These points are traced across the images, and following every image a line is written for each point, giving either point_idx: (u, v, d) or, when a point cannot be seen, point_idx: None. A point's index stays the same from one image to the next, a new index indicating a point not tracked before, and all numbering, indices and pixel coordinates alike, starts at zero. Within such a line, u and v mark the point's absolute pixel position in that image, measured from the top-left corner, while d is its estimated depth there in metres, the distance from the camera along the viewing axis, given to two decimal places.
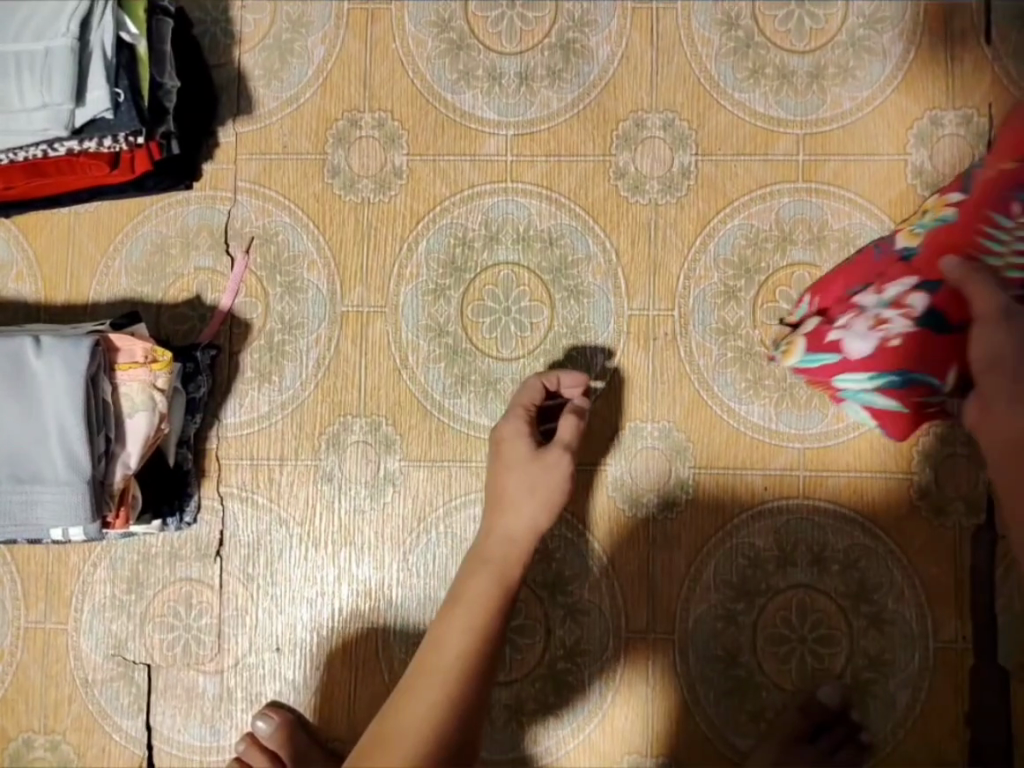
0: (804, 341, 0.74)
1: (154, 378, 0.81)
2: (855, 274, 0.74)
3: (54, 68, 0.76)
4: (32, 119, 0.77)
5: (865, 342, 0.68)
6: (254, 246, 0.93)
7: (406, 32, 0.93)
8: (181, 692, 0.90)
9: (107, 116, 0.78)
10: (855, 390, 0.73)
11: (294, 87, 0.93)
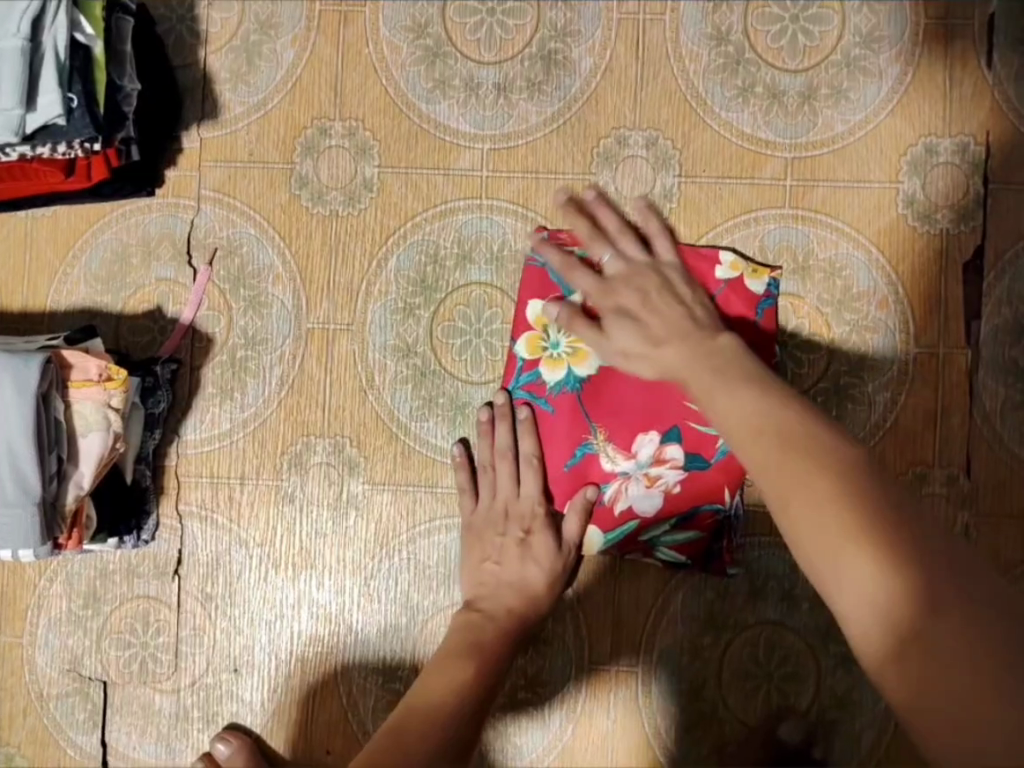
0: (596, 524, 0.81)
1: (108, 397, 0.77)
2: (576, 440, 0.80)
3: (3, 70, 0.72)
4: None
5: (652, 502, 0.80)
6: (217, 257, 0.89)
7: (380, 37, 0.89)
8: (137, 709, 0.89)
9: (60, 122, 0.74)
10: (659, 543, 0.81)
11: (262, 92, 0.90)
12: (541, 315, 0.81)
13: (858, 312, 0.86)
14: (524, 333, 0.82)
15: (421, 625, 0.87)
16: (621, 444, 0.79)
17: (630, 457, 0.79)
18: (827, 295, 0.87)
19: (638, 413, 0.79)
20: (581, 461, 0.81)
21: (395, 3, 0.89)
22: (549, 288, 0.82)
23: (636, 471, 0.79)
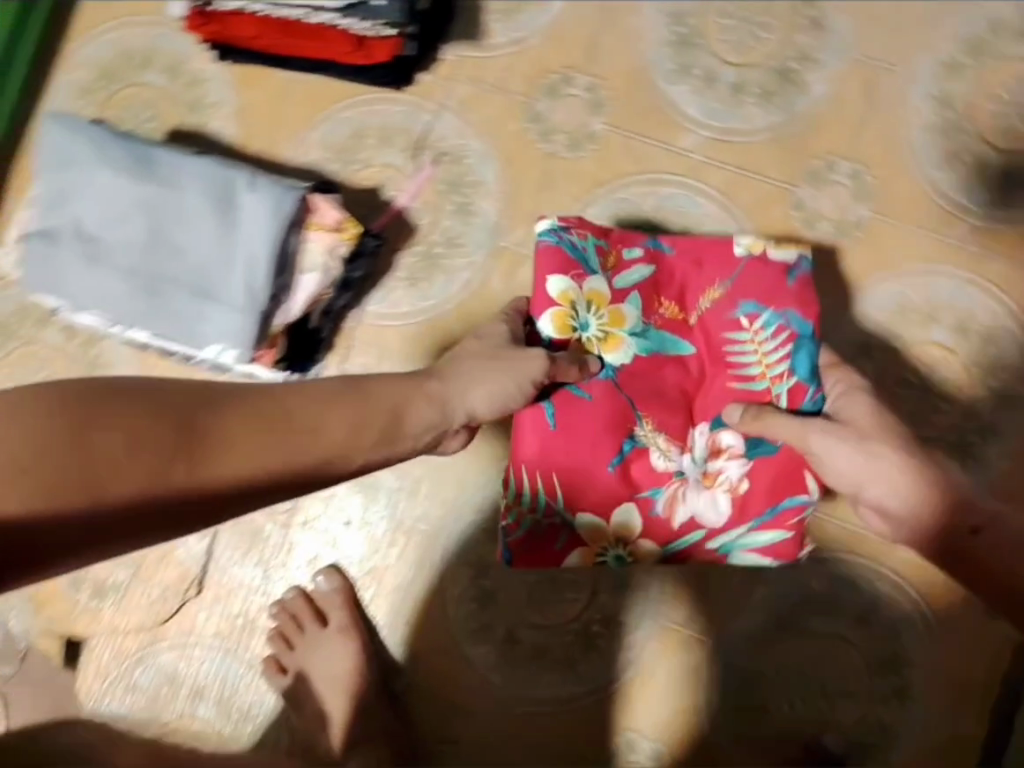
0: (653, 532, 0.77)
1: (334, 244, 0.85)
2: (617, 437, 0.76)
3: None
4: None
5: (720, 505, 0.76)
6: (443, 161, 0.98)
7: (643, 14, 0.98)
8: (246, 529, 0.96)
9: (380, 3, 0.82)
10: (733, 544, 0.77)
11: (523, 31, 0.99)
12: (567, 292, 0.77)
13: (1003, 382, 0.92)
14: (547, 305, 0.77)
15: None
16: (665, 433, 0.77)
17: (676, 453, 0.77)
18: (978, 357, 0.93)
19: (677, 401, 0.78)
20: (627, 459, 0.76)
21: None
22: (572, 262, 0.78)
23: (689, 463, 0.77)
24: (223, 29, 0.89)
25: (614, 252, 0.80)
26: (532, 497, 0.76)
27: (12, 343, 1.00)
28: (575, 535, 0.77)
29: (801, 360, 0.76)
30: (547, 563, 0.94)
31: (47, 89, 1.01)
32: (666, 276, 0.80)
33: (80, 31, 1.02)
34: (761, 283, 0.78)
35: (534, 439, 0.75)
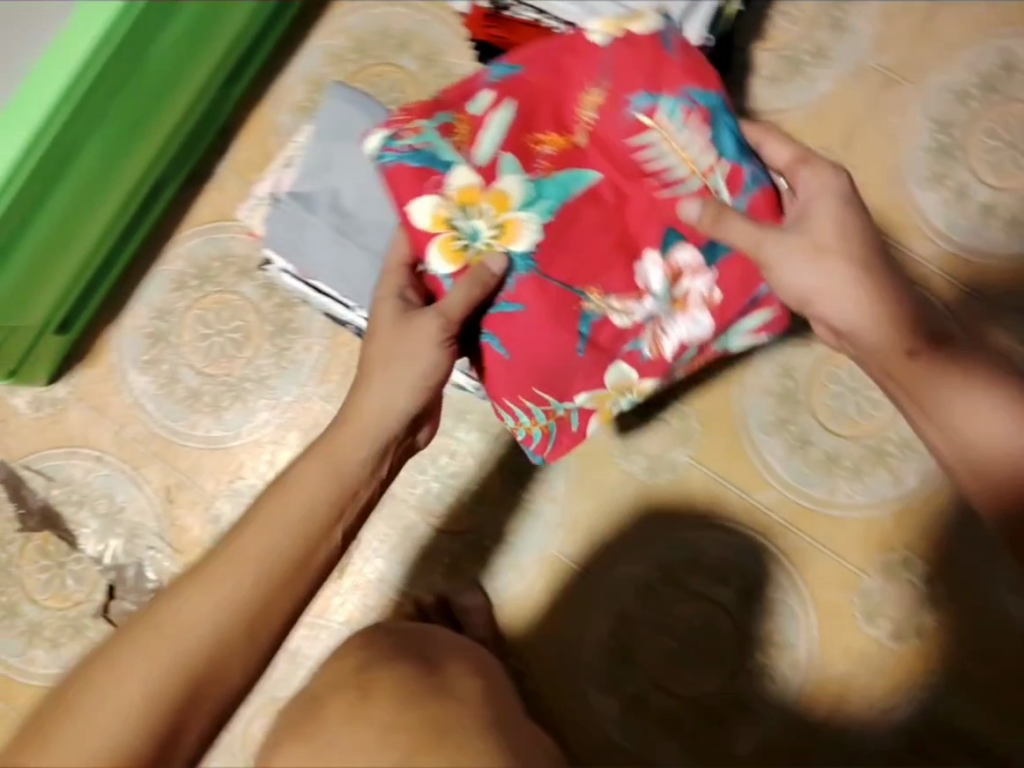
0: (653, 376, 0.73)
1: None
2: (568, 321, 0.70)
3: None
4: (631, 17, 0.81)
5: (702, 322, 0.70)
6: None
7: (910, 113, 0.95)
8: (401, 527, 0.98)
9: (687, 50, 0.82)
10: (724, 343, 0.72)
11: (788, 103, 0.96)
12: (437, 210, 0.68)
13: None
14: (430, 238, 0.69)
15: (677, 597, 0.96)
16: (597, 283, 0.69)
17: (635, 303, 0.70)
18: None
19: (630, 252, 0.69)
20: (591, 338, 0.70)
21: (940, 94, 0.95)
22: (426, 170, 0.68)
23: (668, 315, 0.70)
24: (508, 34, 0.89)
25: (464, 118, 0.69)
26: (547, 406, 0.73)
27: (209, 290, 1.00)
28: (587, 408, 0.74)
29: (726, 137, 0.67)
30: (689, 634, 0.96)
31: (300, 49, 1.00)
32: (534, 95, 0.69)
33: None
34: (641, 59, 0.68)
35: (509, 377, 0.71)
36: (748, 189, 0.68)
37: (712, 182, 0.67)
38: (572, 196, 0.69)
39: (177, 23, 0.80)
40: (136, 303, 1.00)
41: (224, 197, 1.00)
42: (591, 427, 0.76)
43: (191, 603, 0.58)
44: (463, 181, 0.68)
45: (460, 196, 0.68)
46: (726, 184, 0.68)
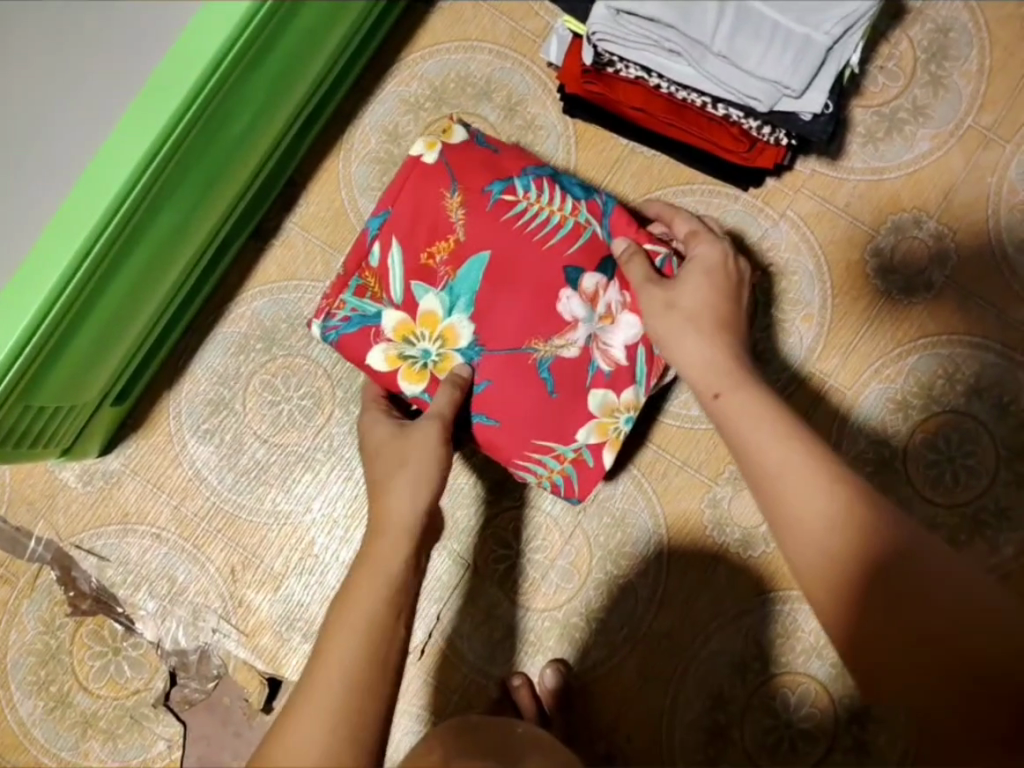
0: (624, 388, 0.77)
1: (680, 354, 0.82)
2: (534, 378, 0.77)
3: (803, 58, 0.75)
4: (750, 86, 0.78)
5: (632, 321, 0.77)
6: (770, 272, 0.94)
7: (1007, 174, 0.94)
8: (481, 604, 0.93)
9: (806, 118, 0.79)
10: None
11: (885, 162, 0.94)
12: (389, 354, 0.77)
13: None
14: (395, 375, 0.78)
15: (770, 673, 0.91)
16: (537, 335, 0.77)
17: (572, 333, 0.77)
18: None
19: (537, 305, 0.76)
20: (548, 366, 0.77)
21: None
22: (363, 332, 0.76)
23: (612, 334, 0.77)
24: (607, 89, 0.86)
25: (369, 274, 0.77)
26: (554, 451, 0.79)
27: (275, 355, 0.94)
28: (596, 443, 0.78)
29: (572, 187, 0.78)
30: (785, 711, 0.91)
31: (373, 97, 0.97)
32: (408, 214, 0.77)
33: (421, 47, 0.97)
34: (477, 161, 0.77)
35: (512, 439, 0.78)
36: (606, 214, 0.78)
37: (580, 219, 0.77)
38: (489, 282, 0.76)
39: (260, 79, 0.78)
40: (196, 367, 0.95)
41: (291, 255, 0.96)
42: (606, 459, 0.79)
43: None
44: (397, 321, 0.76)
45: (393, 328, 0.76)
46: (591, 219, 0.77)
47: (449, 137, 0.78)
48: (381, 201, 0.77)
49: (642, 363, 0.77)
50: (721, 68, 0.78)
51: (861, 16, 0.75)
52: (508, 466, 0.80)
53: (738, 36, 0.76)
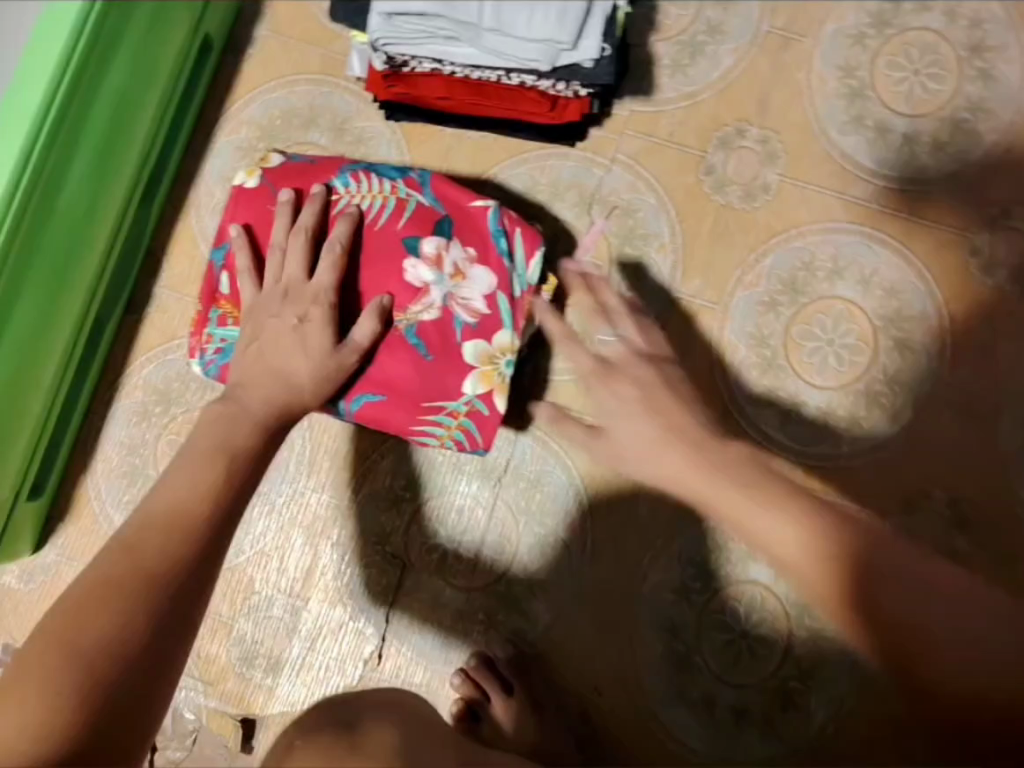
0: (492, 335, 0.80)
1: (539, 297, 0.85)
2: (405, 345, 0.79)
3: (568, 9, 0.80)
4: (527, 48, 0.81)
5: (481, 276, 0.80)
6: (615, 214, 0.98)
7: (813, 67, 0.97)
8: (425, 597, 0.94)
9: (588, 66, 0.82)
10: (518, 277, 0.81)
11: (696, 85, 0.98)
12: None
13: None
14: None
15: (714, 590, 0.92)
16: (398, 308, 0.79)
17: (428, 296, 0.79)
18: None
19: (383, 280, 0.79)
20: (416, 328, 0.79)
21: (836, 41, 0.97)
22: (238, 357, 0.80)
23: (469, 293, 0.80)
24: (409, 89, 0.89)
25: (225, 302, 0.81)
26: (447, 409, 0.80)
27: (174, 413, 0.98)
28: (485, 393, 0.80)
29: (388, 171, 0.83)
30: (737, 620, 0.91)
31: (208, 152, 1.01)
32: (242, 237, 0.81)
33: (242, 95, 1.02)
34: (294, 177, 0.82)
35: (401, 408, 0.80)
36: (426, 184, 0.82)
37: (401, 194, 0.81)
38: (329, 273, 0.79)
39: (82, 159, 0.83)
40: (105, 444, 0.98)
41: (168, 318, 0.99)
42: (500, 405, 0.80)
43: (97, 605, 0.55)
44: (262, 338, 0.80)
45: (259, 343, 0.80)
46: (412, 191, 0.82)
47: (266, 162, 0.83)
48: (220, 233, 0.82)
49: (507, 310, 0.81)
50: (496, 38, 0.81)
51: None
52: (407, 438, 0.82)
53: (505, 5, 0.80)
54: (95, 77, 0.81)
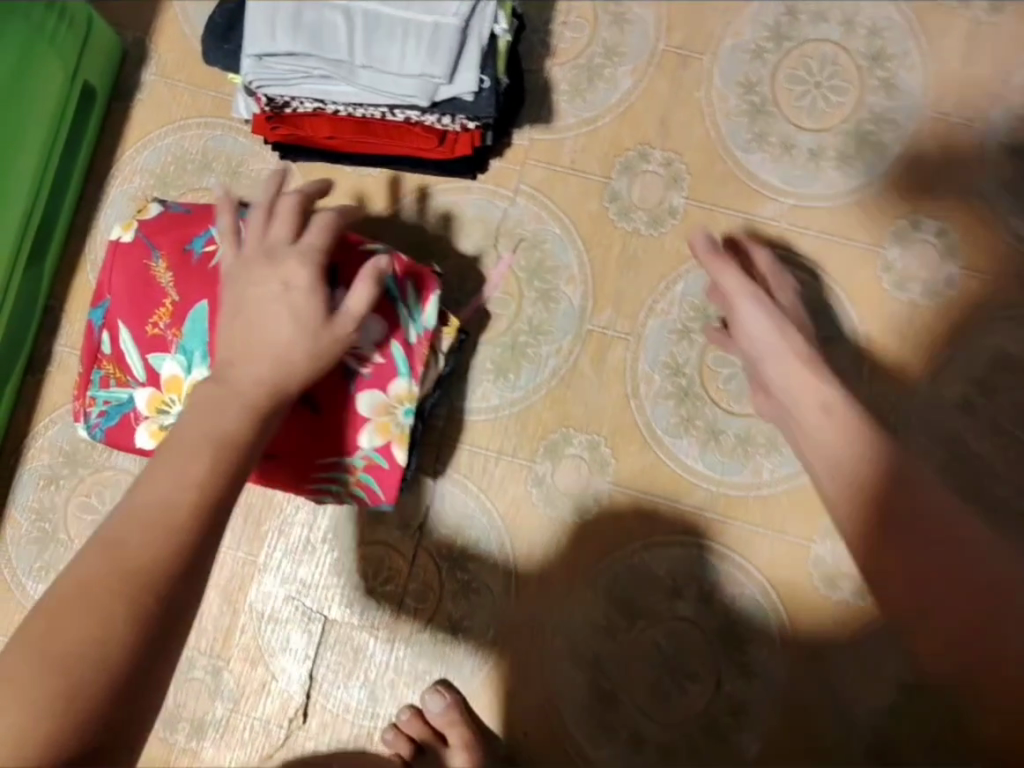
0: (386, 384, 0.78)
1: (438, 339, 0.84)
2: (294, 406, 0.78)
3: (441, 42, 0.77)
4: (402, 84, 0.78)
5: (371, 323, 0.78)
6: (521, 247, 0.95)
7: (713, 85, 0.95)
8: (348, 649, 0.92)
9: (468, 99, 0.80)
10: (413, 323, 0.80)
11: (595, 109, 0.96)
12: (153, 430, 0.75)
13: None
14: None
15: (643, 627, 0.89)
16: None
17: None
18: None
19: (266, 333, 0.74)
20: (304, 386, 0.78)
21: (735, 57, 0.95)
22: (124, 421, 0.76)
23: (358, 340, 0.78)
24: (294, 129, 0.87)
25: (107, 363, 0.77)
26: (343, 466, 0.79)
27: (82, 474, 0.96)
28: (381, 446, 0.79)
29: None
30: (666, 656, 0.89)
31: (102, 202, 0.98)
32: (117, 293, 0.76)
33: (133, 142, 0.99)
34: (171, 228, 0.77)
35: (294, 469, 0.79)
36: None
37: None
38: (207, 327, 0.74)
39: None
40: (13, 509, 0.96)
41: (69, 375, 0.97)
42: (400, 457, 0.79)
43: (75, 612, 0.56)
44: (147, 398, 0.75)
45: (144, 405, 0.75)
46: None
47: (143, 213, 0.78)
48: (98, 291, 0.77)
49: (401, 355, 0.79)
50: (369, 74, 0.79)
51: None
52: (300, 491, 0.81)
53: (376, 42, 0.78)
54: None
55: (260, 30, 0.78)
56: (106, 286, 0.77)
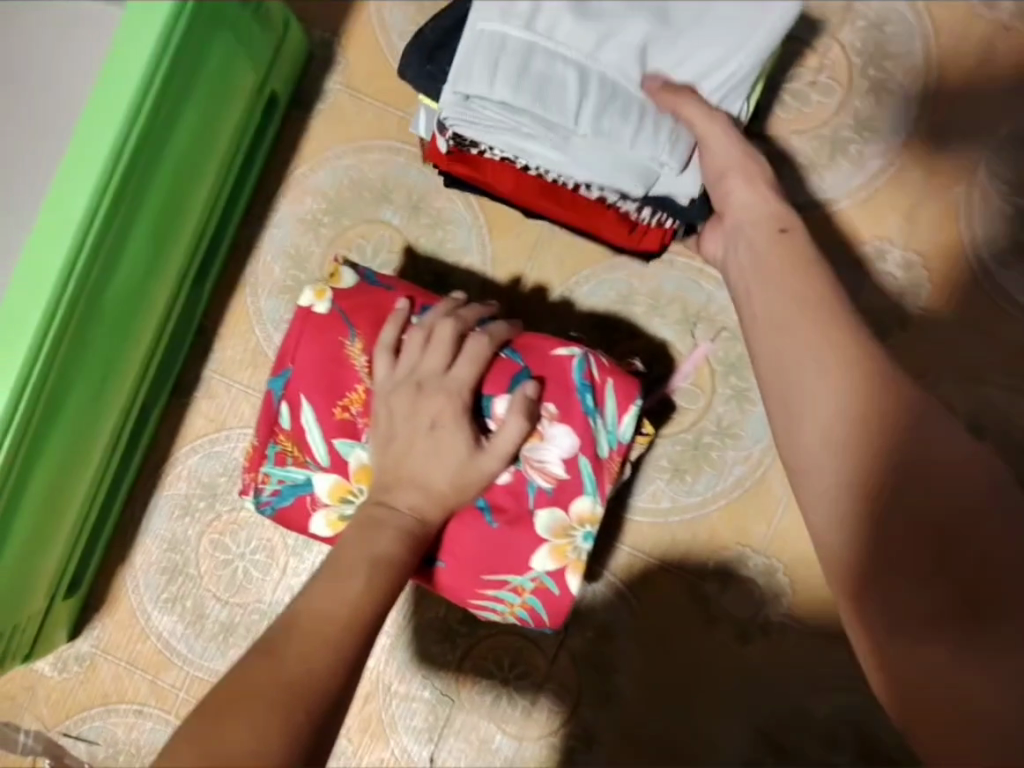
0: (568, 501, 0.71)
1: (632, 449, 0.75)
2: (471, 515, 0.72)
3: (679, 137, 0.67)
4: (619, 170, 0.68)
5: (561, 435, 0.70)
6: (722, 337, 0.85)
7: (977, 179, 0.82)
8: (473, 739, 0.88)
9: (683, 203, 0.71)
10: (607, 435, 0.71)
11: (832, 189, 0.84)
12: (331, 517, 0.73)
13: None
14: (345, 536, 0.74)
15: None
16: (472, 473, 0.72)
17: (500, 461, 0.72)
18: None
19: None
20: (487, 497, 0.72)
21: (1007, 150, 0.82)
22: (300, 501, 0.74)
23: (544, 452, 0.71)
24: (475, 173, 0.76)
25: (285, 438, 0.74)
26: (511, 584, 0.73)
27: (219, 510, 0.91)
28: (555, 570, 0.72)
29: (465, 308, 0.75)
30: None
31: (268, 222, 0.91)
32: (304, 368, 0.73)
33: (308, 158, 0.90)
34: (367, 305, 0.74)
35: (463, 581, 0.73)
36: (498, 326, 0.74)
37: None
38: None
39: (129, 257, 0.73)
40: (145, 536, 0.92)
41: (216, 404, 0.91)
42: (572, 585, 0.72)
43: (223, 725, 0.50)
44: (327, 483, 0.73)
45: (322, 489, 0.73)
46: None
47: (338, 282, 0.74)
48: (281, 360, 0.74)
49: (588, 469, 0.71)
50: (584, 149, 0.68)
51: (742, 79, 0.66)
52: (465, 605, 0.75)
53: (605, 115, 0.66)
54: (146, 169, 0.70)
55: (476, 66, 0.66)
56: (291, 358, 0.73)
